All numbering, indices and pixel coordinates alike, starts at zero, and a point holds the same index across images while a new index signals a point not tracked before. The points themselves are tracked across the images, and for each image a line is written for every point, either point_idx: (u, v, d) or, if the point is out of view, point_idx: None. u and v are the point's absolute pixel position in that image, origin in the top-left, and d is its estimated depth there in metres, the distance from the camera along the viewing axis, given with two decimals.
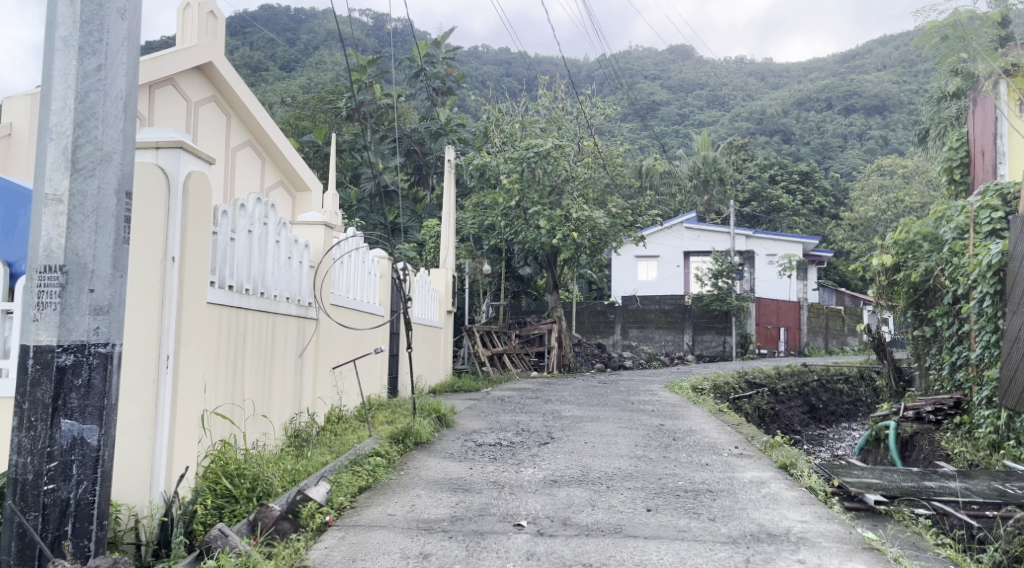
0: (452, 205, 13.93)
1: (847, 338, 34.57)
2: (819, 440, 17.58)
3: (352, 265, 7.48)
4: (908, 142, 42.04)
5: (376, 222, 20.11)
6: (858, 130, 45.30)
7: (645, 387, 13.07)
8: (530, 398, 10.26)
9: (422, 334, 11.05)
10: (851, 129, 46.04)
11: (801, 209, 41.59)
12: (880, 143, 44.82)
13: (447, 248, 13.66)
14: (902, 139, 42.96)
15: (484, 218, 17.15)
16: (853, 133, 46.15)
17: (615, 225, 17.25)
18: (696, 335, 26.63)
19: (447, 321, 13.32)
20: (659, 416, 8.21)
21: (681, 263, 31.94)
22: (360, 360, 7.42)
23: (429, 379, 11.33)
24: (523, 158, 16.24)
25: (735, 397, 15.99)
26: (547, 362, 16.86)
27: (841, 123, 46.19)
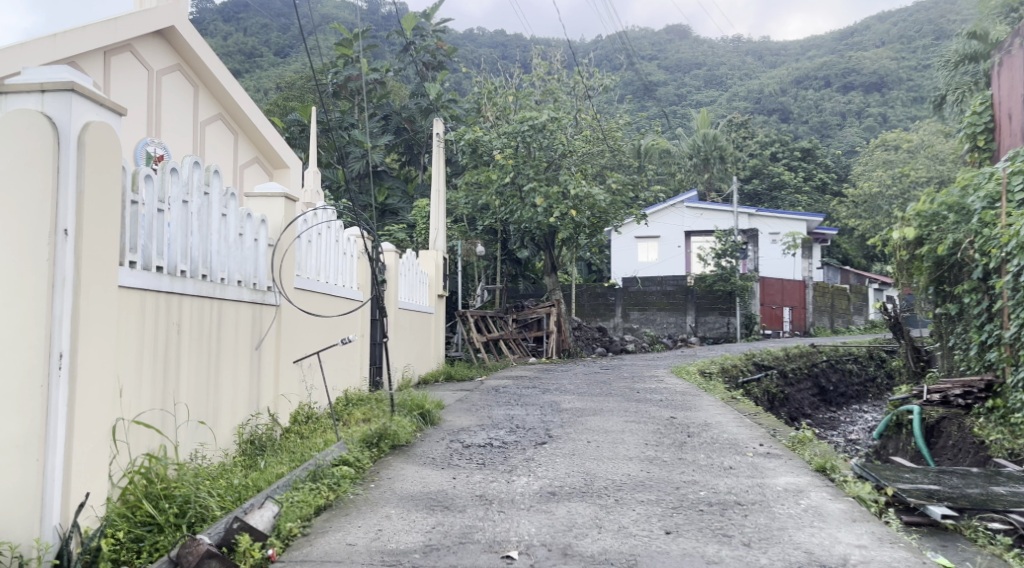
0: (442, 180, 13.04)
1: (853, 318, 33.82)
2: (830, 425, 16.74)
3: (321, 244, 6.64)
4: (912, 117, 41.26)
5: (364, 203, 19.26)
6: (857, 107, 44.53)
7: (650, 372, 12.28)
8: (527, 388, 9.43)
9: (410, 322, 10.23)
10: (851, 106, 45.16)
11: (803, 187, 40.64)
12: (880, 119, 43.99)
13: (437, 228, 12.80)
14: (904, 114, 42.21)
15: (477, 197, 16.28)
16: (853, 111, 45.37)
17: (615, 202, 16.36)
18: (699, 317, 25.78)
19: (438, 305, 12.48)
20: (669, 407, 7.38)
21: (683, 244, 31.08)
22: (332, 350, 6.58)
23: (417, 369, 10.51)
24: (517, 132, 15.37)
25: (744, 380, 15.19)
26: (547, 347, 16.05)
27: (840, 100, 45.30)
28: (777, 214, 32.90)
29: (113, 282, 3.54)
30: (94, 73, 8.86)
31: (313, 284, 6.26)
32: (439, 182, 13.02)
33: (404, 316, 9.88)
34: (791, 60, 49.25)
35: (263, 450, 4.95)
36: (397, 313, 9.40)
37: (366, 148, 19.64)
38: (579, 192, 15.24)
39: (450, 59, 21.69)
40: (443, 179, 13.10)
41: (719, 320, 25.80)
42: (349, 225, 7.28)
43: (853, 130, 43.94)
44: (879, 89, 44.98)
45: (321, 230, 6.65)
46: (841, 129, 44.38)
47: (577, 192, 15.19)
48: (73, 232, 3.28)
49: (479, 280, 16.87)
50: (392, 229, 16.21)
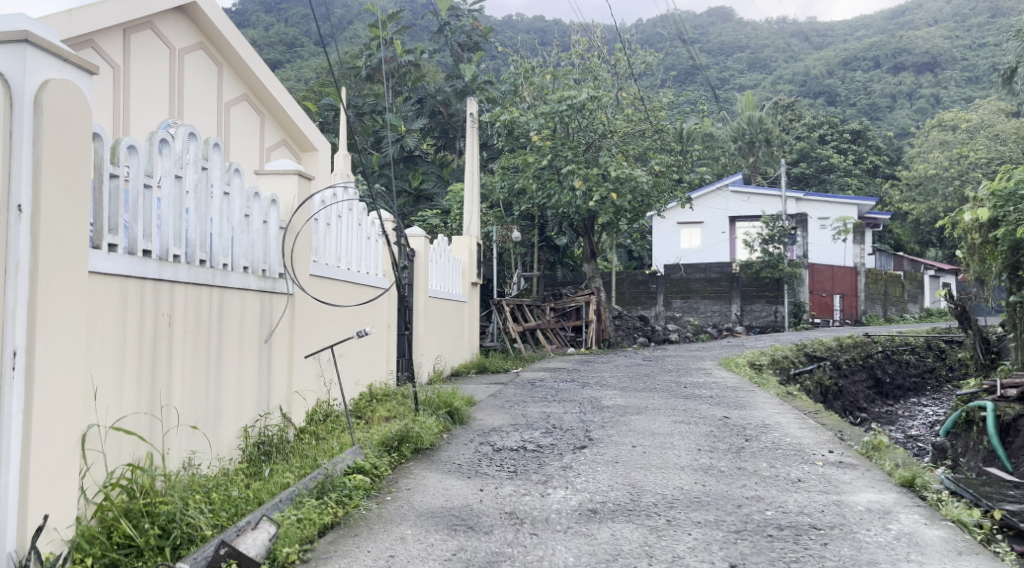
0: (477, 162, 12.49)
1: (907, 307, 33.05)
2: (888, 420, 16.31)
3: (340, 227, 6.13)
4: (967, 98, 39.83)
5: (398, 189, 18.78)
6: (907, 89, 43.17)
7: (696, 364, 11.64)
8: (563, 382, 8.84)
9: (442, 312, 9.72)
10: (901, 88, 43.69)
11: (853, 169, 38.97)
12: (931, 101, 42.50)
13: (472, 213, 12.26)
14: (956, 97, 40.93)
15: (514, 181, 15.74)
16: (902, 92, 43.91)
17: (659, 185, 15.61)
18: (745, 305, 24.93)
19: (472, 293, 11.96)
20: (721, 405, 6.75)
21: (727, 230, 30.11)
22: (352, 342, 6.08)
23: (450, 360, 10.00)
24: (554, 112, 14.80)
25: (795, 373, 14.38)
26: (586, 338, 15.46)
27: (889, 82, 43.81)
28: (826, 198, 31.74)
29: (83, 268, 3.05)
30: (112, 51, 8.45)
31: (331, 271, 5.76)
32: (474, 164, 12.47)
33: (435, 305, 9.37)
34: (837, 42, 47.76)
35: (271, 455, 4.45)
36: (427, 302, 8.90)
37: (400, 132, 19.15)
38: (621, 174, 14.54)
39: (486, 40, 21.09)
40: (478, 161, 12.55)
41: (765, 309, 24.93)
42: (372, 208, 6.77)
43: (903, 112, 42.57)
44: (931, 70, 43.59)
45: (340, 213, 6.14)
46: (891, 112, 42.89)
47: (618, 174, 14.47)
48: (30, 209, 2.78)
49: (516, 268, 16.31)
50: (426, 214, 15.71)
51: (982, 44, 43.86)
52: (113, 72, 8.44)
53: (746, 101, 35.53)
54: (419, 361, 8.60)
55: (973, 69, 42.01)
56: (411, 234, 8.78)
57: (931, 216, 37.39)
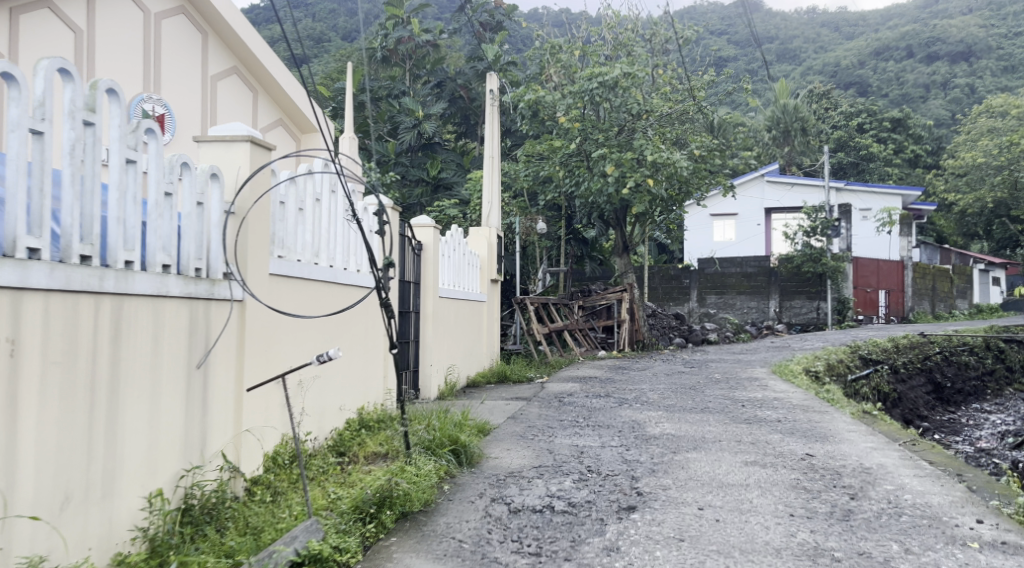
0: (498, 147, 11.19)
1: (956, 302, 31.70)
2: (952, 429, 14.97)
3: (317, 214, 4.83)
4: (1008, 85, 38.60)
5: (415, 178, 17.49)
6: (942, 78, 41.75)
7: (745, 372, 10.26)
8: (595, 398, 7.48)
9: (455, 313, 8.42)
10: (935, 78, 42.14)
11: (894, 159, 37.25)
12: (968, 91, 40.92)
13: (491, 201, 10.96)
14: (994, 85, 39.67)
15: (538, 169, 14.54)
16: (937, 82, 42.37)
17: (699, 171, 14.16)
18: (784, 301, 23.42)
19: (491, 292, 10.67)
20: (799, 438, 5.40)
21: (763, 221, 28.48)
22: (330, 360, 4.78)
23: (464, 369, 8.72)
24: (583, 90, 13.42)
25: (852, 379, 12.88)
26: (618, 339, 14.13)
27: (926, 71, 41.99)
28: (869, 187, 30.06)
29: None
30: (72, 12, 7.28)
31: (301, 270, 4.44)
32: (494, 149, 11.16)
33: (446, 305, 8.08)
34: None
35: (194, 533, 3.13)
36: (436, 303, 7.61)
37: (417, 117, 17.88)
38: (658, 159, 13.10)
39: (508, 19, 19.76)
40: (498, 144, 11.25)
41: (805, 305, 23.39)
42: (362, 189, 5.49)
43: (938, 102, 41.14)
44: None
45: (317, 196, 4.85)
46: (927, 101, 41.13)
47: (655, 158, 13.01)
48: None
49: (541, 262, 14.96)
50: (443, 204, 14.43)
51: None
52: (74, 36, 7.28)
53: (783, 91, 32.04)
54: (426, 373, 7.30)
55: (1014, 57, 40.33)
56: (416, 223, 7.48)
57: (978, 208, 35.63)
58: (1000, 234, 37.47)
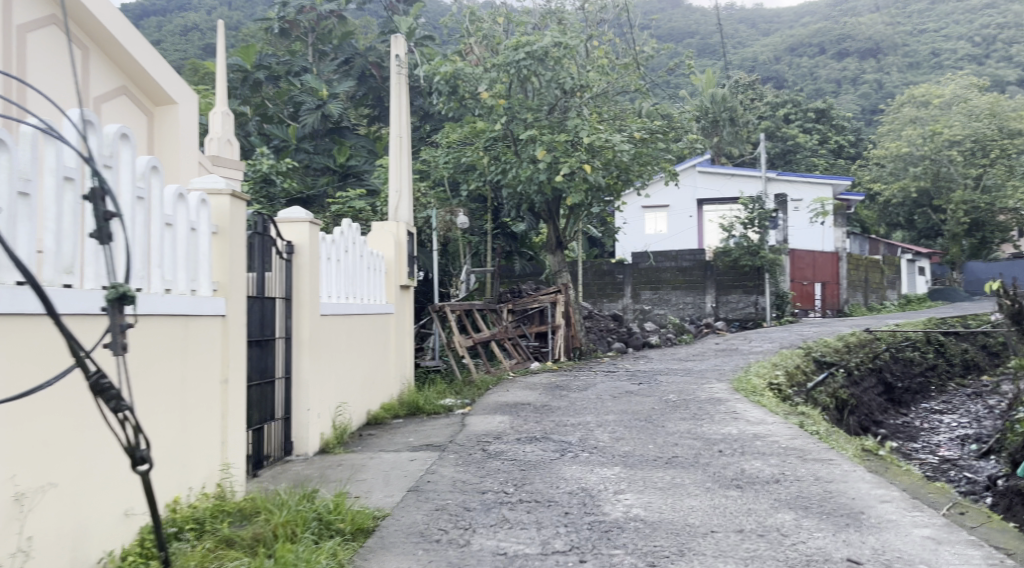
0: (408, 125, 9.29)
1: (887, 293, 31.41)
2: (909, 435, 13.93)
3: (65, 203, 2.94)
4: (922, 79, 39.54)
5: (319, 167, 15.35)
6: (851, 75, 42.06)
7: (703, 390, 8.78)
8: (529, 446, 5.70)
9: (347, 334, 6.56)
10: (845, 74, 42.26)
11: (819, 150, 36.93)
12: (874, 86, 41.38)
13: (399, 191, 9.08)
14: (901, 82, 40.54)
15: (459, 156, 12.83)
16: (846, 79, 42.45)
17: (640, 157, 12.56)
18: (720, 296, 22.19)
19: (401, 301, 8.81)
20: (823, 522, 3.78)
21: (695, 213, 27.41)
22: (85, 445, 2.89)
23: (362, 404, 6.86)
24: (508, 62, 11.65)
25: (812, 388, 11.55)
26: (552, 348, 12.49)
27: (834, 67, 42.29)
28: (800, 177, 29.32)
29: None
30: None
31: (13, 301, 2.54)
32: (403, 128, 9.24)
33: (334, 323, 6.23)
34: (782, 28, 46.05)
35: None
36: (315, 325, 5.73)
37: (321, 97, 15.80)
38: (596, 143, 11.50)
39: None
40: (408, 121, 9.34)
41: (742, 300, 22.15)
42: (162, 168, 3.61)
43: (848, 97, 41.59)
44: (874, 56, 42.87)
45: (68, 175, 2.95)
46: (837, 96, 41.14)
47: (592, 141, 11.41)
48: None
49: (465, 260, 13.13)
50: (348, 195, 12.45)
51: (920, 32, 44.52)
52: None
53: (706, 82, 30.64)
54: (301, 422, 5.47)
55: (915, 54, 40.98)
56: (283, 216, 5.61)
57: (902, 198, 35.91)
58: (923, 224, 37.92)
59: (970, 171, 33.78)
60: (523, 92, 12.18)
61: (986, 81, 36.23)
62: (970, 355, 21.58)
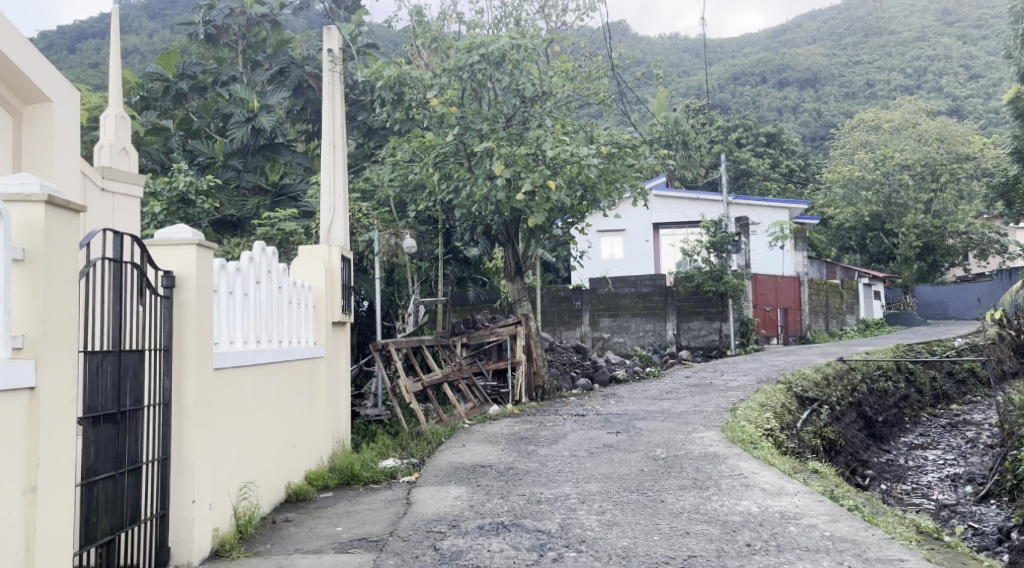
0: (343, 133, 7.86)
1: (846, 318, 30.82)
2: (896, 475, 12.86)
3: None
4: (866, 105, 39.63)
5: (249, 186, 13.75)
6: (791, 103, 41.84)
7: (690, 440, 7.52)
8: (492, 541, 4.29)
9: (257, 391, 5.13)
10: (785, 102, 41.79)
11: (772, 175, 36.36)
12: (813, 115, 41.26)
13: (332, 207, 7.67)
14: (840, 110, 40.62)
15: (406, 174, 11.48)
16: (786, 107, 42.23)
17: (607, 175, 11.30)
18: (682, 322, 21.09)
19: (334, 340, 7.34)
20: None
21: (651, 237, 26.40)
22: None
23: (278, 476, 5.41)
24: (461, 66, 10.38)
25: (801, 429, 10.34)
26: (513, 387, 11.11)
27: (775, 96, 41.61)
28: (757, 202, 28.66)
29: None
30: None
31: None
32: (337, 135, 7.80)
33: (237, 379, 4.80)
34: (724, 56, 45.63)
35: None
36: (206, 381, 4.29)
37: (251, 109, 14.26)
38: (561, 155, 10.13)
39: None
40: (342, 125, 7.91)
41: (704, 326, 21.10)
42: None
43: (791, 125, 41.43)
44: (812, 85, 42.73)
45: None
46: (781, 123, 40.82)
47: (556, 153, 10.06)
48: None
49: (413, 288, 11.68)
50: (279, 216, 10.93)
51: (857, 61, 44.77)
52: None
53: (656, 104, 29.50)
54: (182, 519, 4.01)
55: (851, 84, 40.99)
56: (160, 237, 4.18)
57: (855, 221, 35.71)
58: (876, 249, 37.80)
59: (920, 196, 33.69)
60: (478, 100, 10.91)
61: (932, 107, 36.12)
62: (939, 383, 20.78)
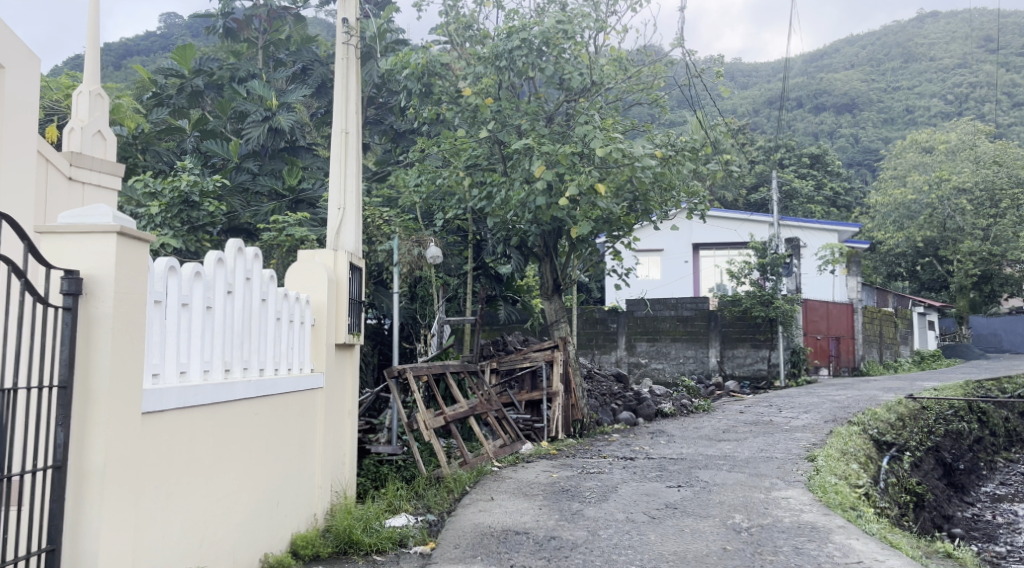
0: (358, 119, 6.59)
1: (900, 349, 28.94)
2: (986, 534, 11.17)
3: None
4: (916, 125, 37.60)
5: (264, 190, 12.49)
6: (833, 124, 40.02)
7: (775, 503, 6.07)
8: None
9: (219, 441, 3.81)
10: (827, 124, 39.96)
11: (816, 196, 34.53)
12: (849, 141, 38.72)
13: (340, 203, 6.38)
14: (887, 131, 38.65)
15: (434, 177, 10.23)
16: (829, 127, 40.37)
17: (662, 183, 9.90)
18: (725, 349, 19.35)
19: (336, 367, 5.96)
20: None
21: (690, 258, 24.91)
22: None
23: (248, 549, 4.09)
24: (498, 53, 9.11)
25: (887, 482, 8.80)
26: (549, 421, 9.69)
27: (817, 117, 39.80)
28: (807, 223, 27.08)
29: None
30: None
31: None
32: (351, 121, 6.52)
33: (186, 425, 3.48)
34: None
35: None
36: (129, 430, 3.00)
37: (269, 107, 13.12)
38: (612, 155, 8.63)
39: None
40: (357, 108, 6.63)
41: (750, 354, 19.29)
42: None
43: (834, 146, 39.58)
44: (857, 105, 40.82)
45: None
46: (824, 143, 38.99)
47: (606, 151, 8.57)
48: None
49: (438, 305, 10.36)
50: (289, 219, 9.66)
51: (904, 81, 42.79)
52: None
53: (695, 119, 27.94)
54: None
55: (890, 109, 38.57)
56: (68, 220, 2.90)
57: (906, 247, 33.75)
58: (928, 276, 35.90)
59: (978, 222, 31.69)
60: (516, 95, 9.64)
61: (991, 128, 33.84)
62: (1013, 425, 18.87)
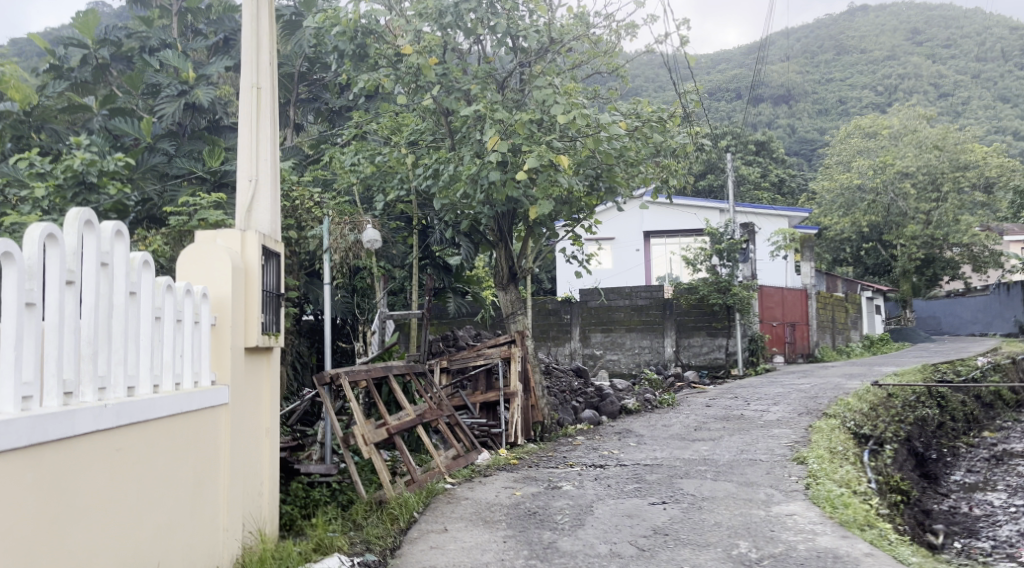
0: (274, 73, 5.44)
1: (851, 334, 28.75)
2: (965, 528, 10.46)
3: None
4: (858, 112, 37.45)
5: (181, 173, 10.97)
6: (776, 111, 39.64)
7: (782, 523, 5.11)
8: None
9: (46, 497, 2.71)
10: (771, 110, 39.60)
11: (763, 183, 34.07)
12: (786, 132, 38.32)
13: (251, 172, 5.21)
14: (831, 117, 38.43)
15: (372, 155, 9.08)
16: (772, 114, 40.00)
17: (626, 158, 8.93)
18: (681, 338, 18.48)
19: (247, 376, 4.79)
20: None
21: (642, 246, 24.11)
22: None
23: None
24: (442, 9, 8.09)
25: (878, 482, 7.98)
26: (507, 424, 8.66)
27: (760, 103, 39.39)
28: (760, 209, 26.53)
29: None
30: None
31: None
32: (264, 75, 5.37)
33: None
34: None
35: None
36: None
37: (186, 80, 11.80)
38: (576, 122, 7.60)
39: None
40: (272, 58, 5.46)
41: (707, 343, 18.46)
42: None
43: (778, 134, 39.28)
44: None
45: None
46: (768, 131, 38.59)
47: (566, 117, 7.52)
48: None
49: (380, 297, 9.20)
50: (201, 201, 8.37)
51: None
52: None
53: None
54: None
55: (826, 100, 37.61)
56: None
57: (852, 232, 33.55)
58: (874, 261, 35.98)
59: (920, 206, 31.33)
60: (463, 59, 8.61)
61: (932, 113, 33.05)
62: (970, 408, 18.41)
